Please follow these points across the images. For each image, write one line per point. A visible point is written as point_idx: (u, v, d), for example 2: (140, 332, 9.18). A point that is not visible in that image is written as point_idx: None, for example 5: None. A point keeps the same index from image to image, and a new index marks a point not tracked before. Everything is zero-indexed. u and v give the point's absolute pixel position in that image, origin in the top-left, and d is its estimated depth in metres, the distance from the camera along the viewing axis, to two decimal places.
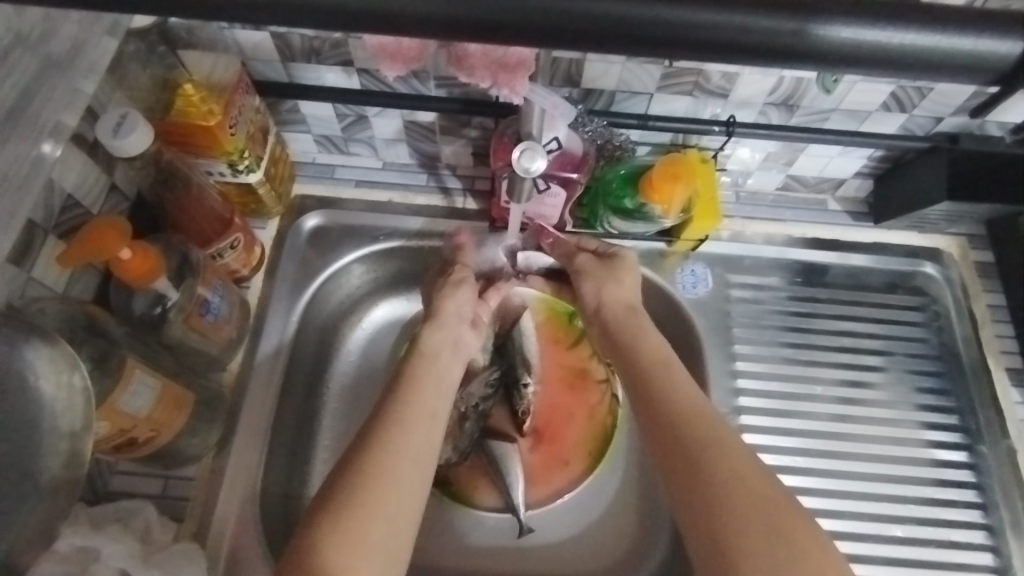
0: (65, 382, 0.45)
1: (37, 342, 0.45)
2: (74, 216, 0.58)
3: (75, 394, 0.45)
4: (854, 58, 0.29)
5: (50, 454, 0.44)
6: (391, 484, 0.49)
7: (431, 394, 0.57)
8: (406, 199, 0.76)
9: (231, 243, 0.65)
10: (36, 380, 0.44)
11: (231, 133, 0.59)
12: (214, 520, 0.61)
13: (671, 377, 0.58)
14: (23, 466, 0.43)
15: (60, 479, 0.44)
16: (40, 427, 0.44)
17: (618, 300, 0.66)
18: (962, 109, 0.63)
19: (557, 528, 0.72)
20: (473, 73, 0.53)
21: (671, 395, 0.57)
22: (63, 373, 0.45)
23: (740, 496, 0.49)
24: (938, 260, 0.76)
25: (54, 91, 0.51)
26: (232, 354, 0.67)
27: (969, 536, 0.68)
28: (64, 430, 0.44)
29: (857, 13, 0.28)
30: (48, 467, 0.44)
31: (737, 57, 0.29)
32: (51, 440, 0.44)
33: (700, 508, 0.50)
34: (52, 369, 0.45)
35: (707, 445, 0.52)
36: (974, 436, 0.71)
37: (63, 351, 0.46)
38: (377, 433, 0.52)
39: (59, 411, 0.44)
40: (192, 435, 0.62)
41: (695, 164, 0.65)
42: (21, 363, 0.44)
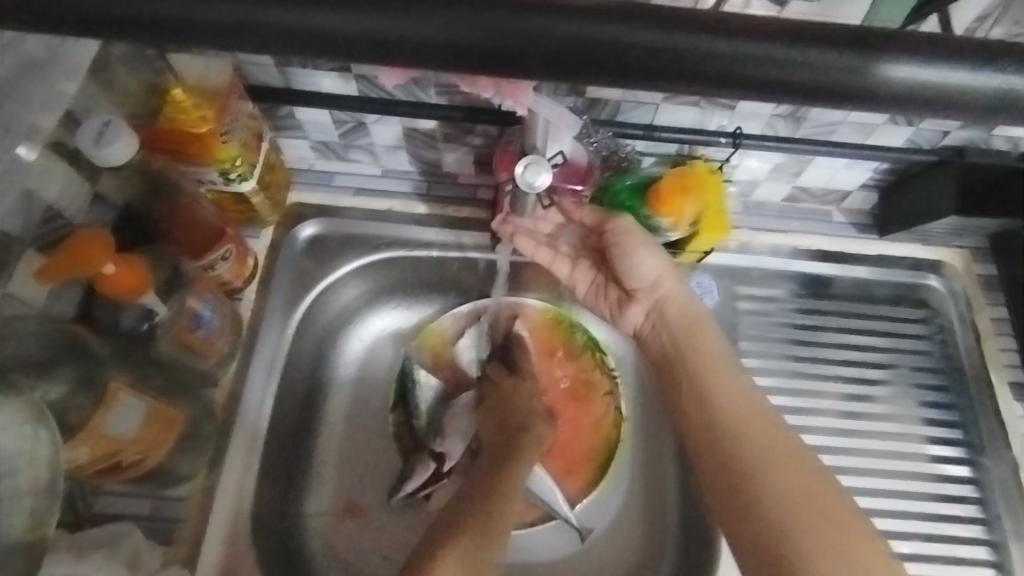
0: (28, 437, 0.45)
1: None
2: (56, 228, 0.55)
3: (38, 449, 0.45)
4: (908, 97, 0.31)
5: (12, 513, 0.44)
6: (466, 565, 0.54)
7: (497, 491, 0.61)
8: (407, 208, 0.73)
9: (223, 255, 0.62)
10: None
11: (223, 140, 0.57)
12: (204, 544, 0.59)
13: (724, 375, 0.59)
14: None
15: (19, 539, 0.44)
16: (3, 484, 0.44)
17: (678, 298, 0.64)
18: (969, 122, 0.63)
19: (561, 545, 0.70)
20: (476, 83, 0.51)
21: (733, 405, 0.56)
22: (27, 428, 0.45)
23: (797, 496, 0.50)
24: (941, 272, 0.75)
25: (30, 95, 0.50)
26: (224, 369, 0.64)
27: (974, 552, 0.67)
28: (25, 486, 0.44)
29: (916, 52, 0.30)
30: (13, 526, 0.44)
31: (778, 96, 0.31)
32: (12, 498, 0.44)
33: (751, 506, 0.51)
34: (15, 423, 0.45)
35: (758, 442, 0.54)
36: (978, 450, 0.70)
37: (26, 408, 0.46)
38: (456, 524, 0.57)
39: (20, 466, 0.44)
40: (181, 456, 0.59)
41: (705, 177, 0.63)
42: None
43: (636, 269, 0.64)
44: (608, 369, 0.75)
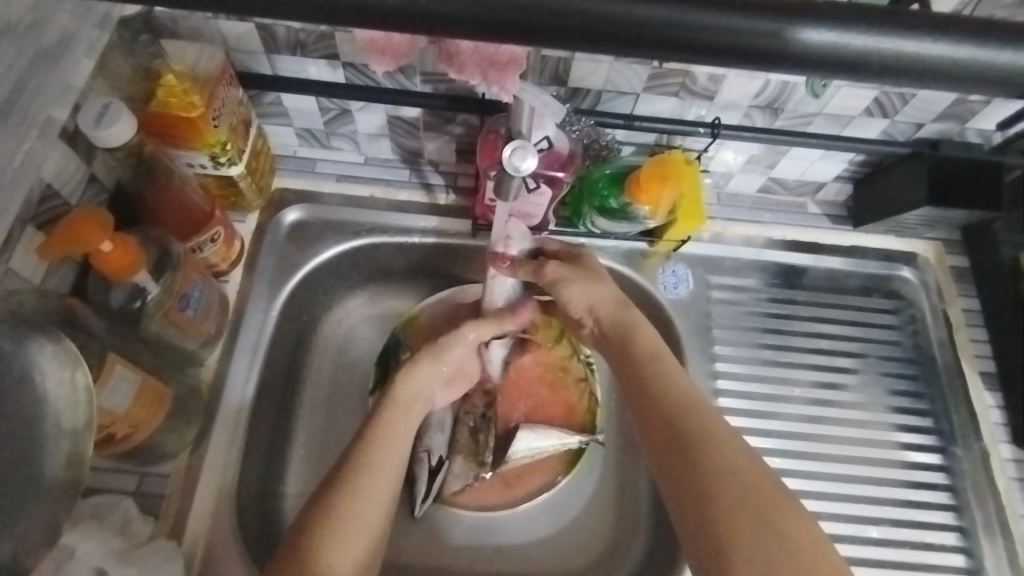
0: (68, 379, 0.44)
1: (42, 340, 0.45)
2: (54, 207, 0.56)
3: (76, 394, 0.45)
4: (819, 60, 0.30)
5: (55, 446, 0.44)
6: (347, 533, 0.51)
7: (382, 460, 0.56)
8: (389, 194, 0.75)
9: (211, 238, 0.64)
10: (41, 378, 0.44)
11: (213, 125, 0.58)
12: (191, 518, 0.61)
13: (659, 361, 0.60)
14: (26, 460, 0.43)
15: (61, 478, 0.44)
16: (43, 425, 0.43)
17: (607, 300, 0.65)
18: (942, 115, 0.65)
19: (536, 528, 0.72)
20: (462, 69, 0.51)
21: (660, 385, 0.57)
22: (67, 370, 0.45)
23: (734, 484, 0.50)
24: (913, 263, 0.77)
25: (45, 81, 0.49)
26: (209, 350, 0.66)
27: (943, 538, 0.69)
28: (67, 428, 0.44)
29: (830, 17, 0.30)
30: (51, 465, 0.43)
31: (718, 59, 0.31)
32: (54, 436, 0.44)
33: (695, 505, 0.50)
34: (57, 366, 0.44)
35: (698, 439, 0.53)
36: (948, 438, 0.72)
37: (67, 347, 0.45)
38: (348, 484, 0.54)
39: (61, 410, 0.44)
40: (168, 432, 0.61)
41: (682, 167, 0.65)
42: (24, 360, 0.44)
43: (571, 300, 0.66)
44: (583, 357, 0.77)
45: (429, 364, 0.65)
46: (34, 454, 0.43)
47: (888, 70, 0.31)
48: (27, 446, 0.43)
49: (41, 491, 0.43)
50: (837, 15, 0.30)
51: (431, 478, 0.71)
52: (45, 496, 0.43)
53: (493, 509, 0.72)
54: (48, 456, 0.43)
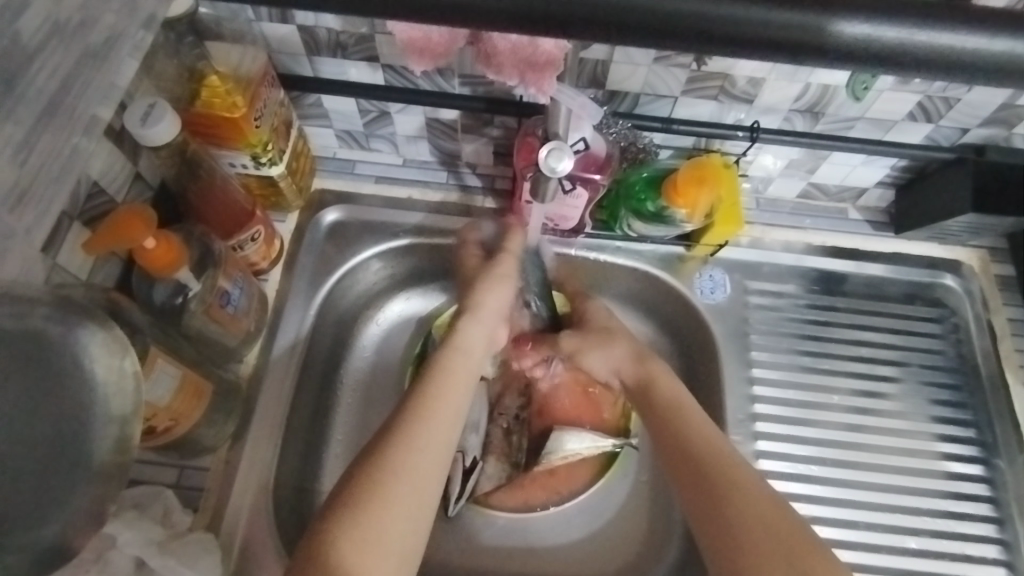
0: (117, 366, 0.40)
1: (90, 325, 0.40)
2: (99, 204, 0.58)
3: (125, 380, 0.40)
4: (860, 56, 0.30)
5: (103, 430, 0.39)
6: (403, 497, 0.51)
7: (435, 428, 0.56)
8: (426, 196, 0.76)
9: (251, 236, 0.66)
10: (89, 363, 0.39)
11: (255, 125, 0.59)
12: (229, 510, 0.62)
13: (686, 414, 0.62)
14: (71, 448, 0.38)
15: (110, 463, 0.39)
16: (91, 412, 0.39)
17: (625, 361, 0.70)
18: (988, 121, 0.63)
19: (569, 530, 0.72)
20: (501, 71, 0.51)
21: (689, 437, 0.60)
22: (115, 358, 0.40)
23: (758, 532, 0.52)
24: (958, 271, 0.75)
25: (90, 80, 0.44)
26: (249, 347, 0.67)
27: (984, 550, 0.67)
28: (116, 413, 0.39)
29: (866, 10, 0.30)
30: (100, 446, 0.39)
31: (754, 52, 0.31)
32: (102, 422, 0.39)
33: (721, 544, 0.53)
34: (106, 353, 0.40)
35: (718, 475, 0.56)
36: (991, 450, 0.70)
37: (117, 335, 0.41)
38: (381, 460, 0.53)
39: (110, 395, 0.39)
40: (209, 426, 0.62)
41: (720, 170, 0.64)
42: (72, 345, 0.39)
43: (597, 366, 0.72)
44: None
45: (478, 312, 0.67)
46: (78, 440, 0.38)
47: (920, 62, 0.31)
48: (72, 434, 0.38)
49: (89, 475, 0.38)
50: (873, 8, 0.30)
51: (465, 478, 0.71)
52: (92, 483, 0.38)
53: (525, 512, 0.72)
54: (96, 441, 0.38)
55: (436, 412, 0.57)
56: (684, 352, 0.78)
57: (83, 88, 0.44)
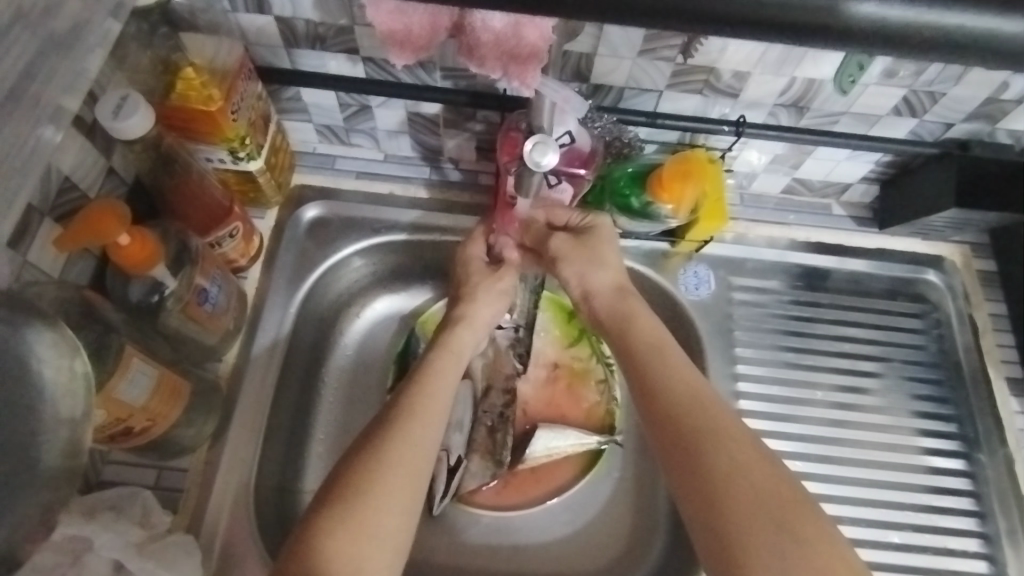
0: (68, 368, 0.35)
1: (37, 324, 0.35)
2: (71, 199, 0.55)
3: (76, 382, 0.35)
4: None
5: (50, 441, 0.34)
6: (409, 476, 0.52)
7: (420, 427, 0.55)
8: (408, 191, 0.75)
9: (229, 233, 0.64)
10: (38, 365, 0.34)
11: (232, 119, 0.58)
12: (209, 512, 0.60)
13: (663, 356, 0.57)
14: (17, 459, 0.33)
15: (59, 473, 0.34)
16: (37, 413, 0.34)
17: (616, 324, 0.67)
18: (973, 115, 0.63)
19: (552, 528, 0.72)
20: (484, 64, 0.50)
21: (664, 376, 0.55)
22: (65, 359, 0.35)
23: (740, 492, 0.48)
24: (940, 267, 0.76)
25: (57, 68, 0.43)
26: (228, 345, 0.66)
27: (965, 544, 0.67)
28: (65, 418, 0.34)
29: None
30: (49, 457, 0.34)
31: None
32: (51, 428, 0.34)
33: (695, 482, 0.49)
34: (55, 353, 0.35)
35: (654, 348, 0.58)
36: (973, 444, 0.70)
37: (66, 334, 0.36)
38: (367, 457, 0.52)
39: (59, 399, 0.34)
40: (187, 426, 0.60)
41: (706, 164, 0.64)
42: (20, 348, 0.34)
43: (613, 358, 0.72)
44: (603, 358, 0.77)
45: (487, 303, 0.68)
46: (27, 449, 0.33)
47: None
48: (19, 443, 0.33)
49: (39, 484, 0.33)
50: None
51: (449, 477, 0.70)
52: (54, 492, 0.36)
53: (502, 509, 0.72)
54: (43, 452, 0.33)
55: (422, 396, 0.57)
56: None
57: (47, 76, 0.43)
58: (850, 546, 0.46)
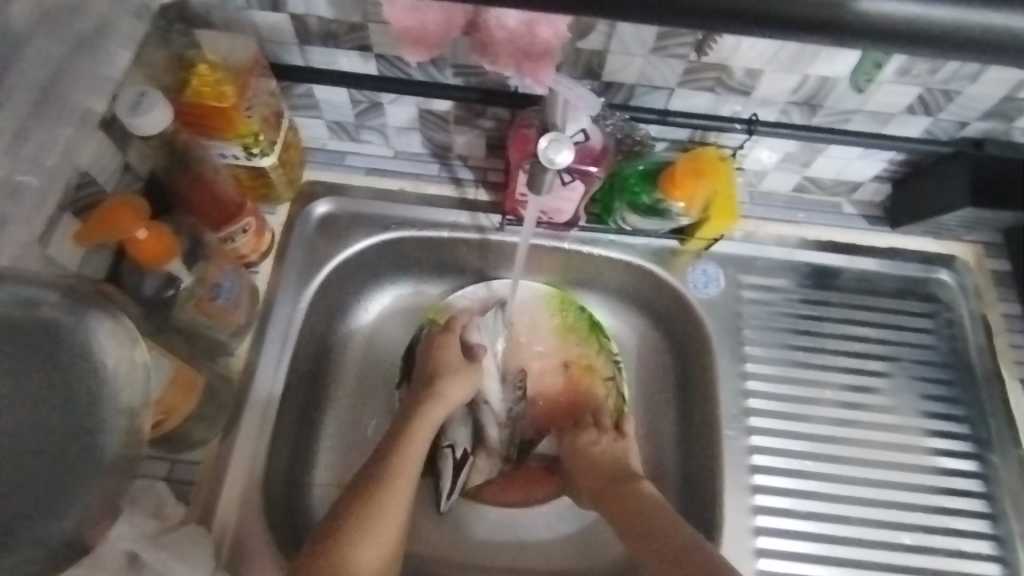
0: (127, 356, 0.41)
1: (101, 313, 0.41)
2: (89, 194, 0.55)
3: (135, 370, 0.41)
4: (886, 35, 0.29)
5: (113, 425, 0.39)
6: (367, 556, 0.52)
7: (390, 507, 0.54)
8: (418, 188, 0.75)
9: (242, 228, 0.64)
10: (100, 355, 0.40)
11: (246, 115, 0.58)
12: (220, 506, 0.61)
13: (644, 507, 0.62)
14: (79, 444, 0.37)
15: (121, 457, 0.38)
16: (100, 399, 0.39)
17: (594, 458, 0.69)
18: (987, 114, 0.63)
19: (560, 525, 0.72)
20: (496, 61, 0.51)
21: (648, 518, 0.61)
22: (125, 348, 0.41)
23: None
24: (952, 266, 0.75)
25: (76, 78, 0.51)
26: (239, 340, 0.66)
27: (977, 546, 0.67)
28: (125, 405, 0.40)
29: None
30: (110, 442, 0.38)
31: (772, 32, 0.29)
32: (112, 414, 0.39)
33: (667, 558, 0.56)
34: (115, 343, 0.41)
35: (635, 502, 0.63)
36: (985, 446, 0.70)
37: (126, 326, 0.42)
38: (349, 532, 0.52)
39: (120, 386, 0.40)
40: (199, 421, 0.61)
41: (719, 163, 0.63)
42: (83, 332, 0.40)
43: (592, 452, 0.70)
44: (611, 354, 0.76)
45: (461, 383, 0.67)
46: (88, 435, 0.38)
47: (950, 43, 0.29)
48: (80, 428, 0.38)
49: (98, 470, 0.37)
50: None
51: (455, 473, 0.70)
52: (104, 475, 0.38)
53: (513, 508, 0.72)
54: (105, 435, 0.38)
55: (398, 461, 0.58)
56: (677, 348, 0.77)
57: None
58: None
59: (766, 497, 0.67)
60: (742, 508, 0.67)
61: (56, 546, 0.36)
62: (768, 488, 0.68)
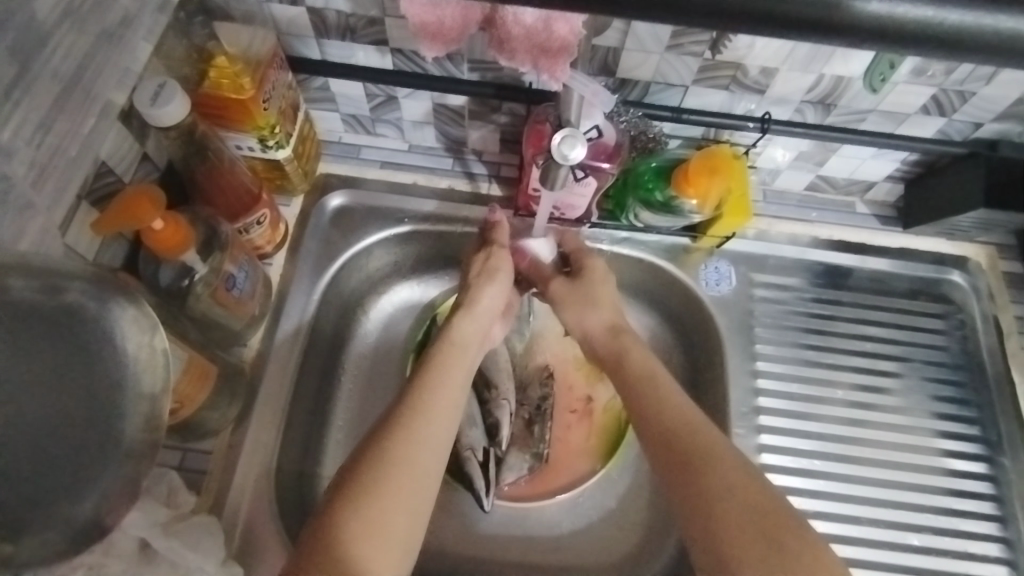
0: (148, 343, 0.34)
1: (122, 301, 0.35)
2: (106, 184, 0.55)
3: (157, 358, 0.35)
4: None
5: (131, 410, 0.33)
6: (409, 456, 0.53)
7: (436, 415, 0.56)
8: (431, 182, 0.75)
9: (257, 220, 0.65)
10: (121, 339, 0.34)
11: (263, 107, 0.59)
12: (232, 494, 0.62)
13: (662, 393, 0.60)
14: (96, 431, 0.33)
15: (141, 444, 0.34)
16: (120, 387, 0.33)
17: (602, 327, 0.68)
18: (1003, 116, 0.63)
19: (568, 519, 0.72)
20: (514, 57, 0.51)
21: (663, 409, 0.58)
22: (146, 334, 0.35)
23: (730, 498, 0.50)
24: (964, 268, 0.75)
25: (103, 67, 0.51)
26: (254, 330, 0.67)
27: (986, 549, 0.67)
28: (146, 391, 0.34)
29: None
30: (132, 429, 0.33)
31: None
32: (132, 400, 0.33)
33: (687, 467, 0.54)
34: (136, 329, 0.34)
35: (651, 388, 0.61)
36: (996, 448, 0.70)
37: (150, 311, 0.35)
38: (377, 447, 0.53)
39: (137, 374, 0.34)
40: (213, 409, 0.61)
41: (732, 161, 0.64)
42: (104, 322, 0.34)
43: (568, 318, 0.70)
44: None
45: (489, 284, 0.68)
46: (107, 421, 0.33)
47: None
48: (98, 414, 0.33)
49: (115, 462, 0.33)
50: None
51: (484, 470, 0.71)
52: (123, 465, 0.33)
53: (520, 502, 0.72)
54: (123, 422, 0.33)
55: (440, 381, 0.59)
56: (687, 344, 0.78)
57: None
58: (831, 552, 0.48)
59: None
60: None
61: (73, 532, 0.32)
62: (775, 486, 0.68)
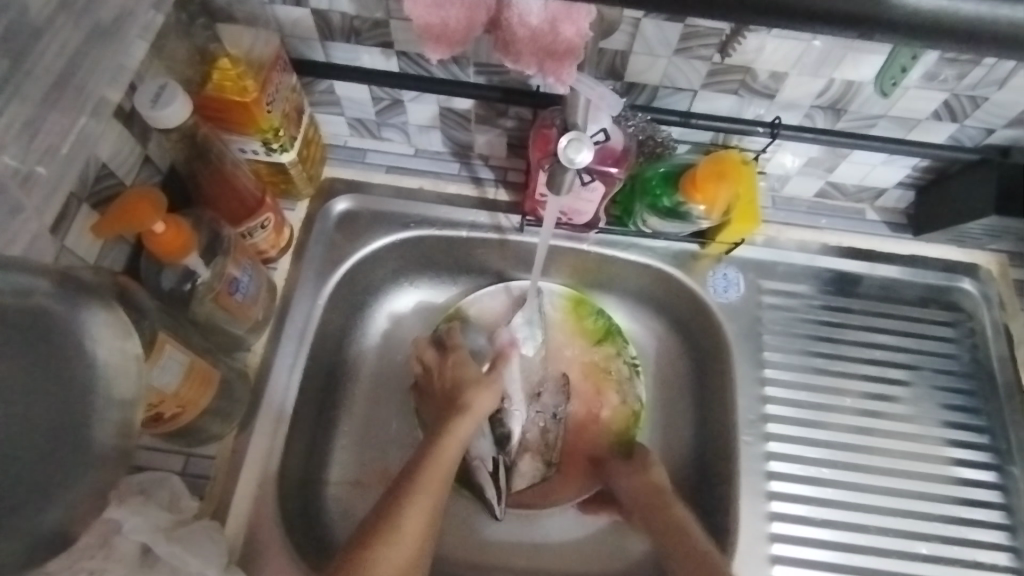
0: (120, 348, 0.35)
1: (96, 305, 0.36)
2: (108, 186, 0.56)
3: (128, 361, 0.35)
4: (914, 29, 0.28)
5: (104, 418, 0.34)
6: (398, 538, 0.52)
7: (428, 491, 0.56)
8: (437, 187, 0.75)
9: (261, 224, 0.64)
10: (91, 344, 0.34)
11: (267, 110, 0.58)
12: (234, 499, 0.61)
13: (662, 509, 0.65)
14: (70, 438, 0.33)
15: (113, 451, 0.34)
16: (92, 395, 0.34)
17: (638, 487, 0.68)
18: (1015, 121, 0.62)
19: (572, 525, 0.72)
20: (519, 60, 0.50)
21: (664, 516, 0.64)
22: (118, 339, 0.35)
23: None
24: (975, 275, 0.74)
25: (98, 63, 0.49)
26: (257, 336, 0.67)
27: (995, 558, 0.66)
28: (118, 397, 0.34)
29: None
30: (103, 436, 0.34)
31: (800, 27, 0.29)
32: (104, 406, 0.34)
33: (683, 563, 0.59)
34: (108, 333, 0.35)
35: (659, 499, 0.66)
36: (1005, 456, 0.69)
37: (121, 316, 0.36)
38: (376, 529, 0.53)
39: (111, 378, 0.34)
40: (214, 414, 0.61)
41: (741, 166, 0.63)
42: (75, 325, 0.35)
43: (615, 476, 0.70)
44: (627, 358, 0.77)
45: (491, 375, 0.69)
46: (79, 429, 0.33)
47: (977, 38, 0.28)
48: (73, 420, 0.33)
49: (89, 464, 0.33)
50: None
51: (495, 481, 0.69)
52: (99, 472, 0.34)
53: (535, 508, 0.72)
54: (97, 430, 0.33)
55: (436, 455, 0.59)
56: (695, 352, 0.77)
57: None
58: None
59: (780, 504, 0.67)
60: (758, 514, 0.66)
61: (42, 541, 0.32)
62: (783, 495, 0.67)
